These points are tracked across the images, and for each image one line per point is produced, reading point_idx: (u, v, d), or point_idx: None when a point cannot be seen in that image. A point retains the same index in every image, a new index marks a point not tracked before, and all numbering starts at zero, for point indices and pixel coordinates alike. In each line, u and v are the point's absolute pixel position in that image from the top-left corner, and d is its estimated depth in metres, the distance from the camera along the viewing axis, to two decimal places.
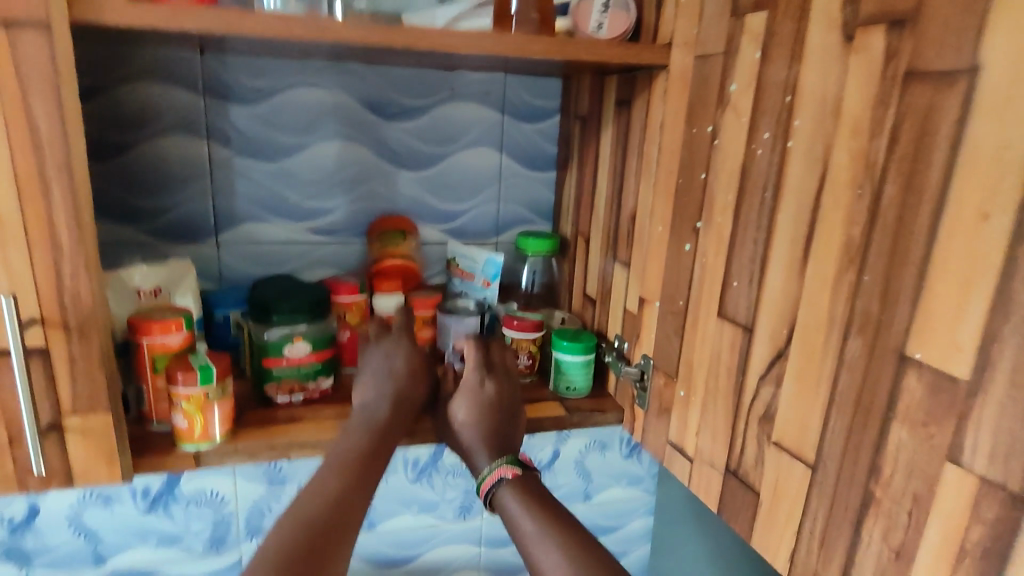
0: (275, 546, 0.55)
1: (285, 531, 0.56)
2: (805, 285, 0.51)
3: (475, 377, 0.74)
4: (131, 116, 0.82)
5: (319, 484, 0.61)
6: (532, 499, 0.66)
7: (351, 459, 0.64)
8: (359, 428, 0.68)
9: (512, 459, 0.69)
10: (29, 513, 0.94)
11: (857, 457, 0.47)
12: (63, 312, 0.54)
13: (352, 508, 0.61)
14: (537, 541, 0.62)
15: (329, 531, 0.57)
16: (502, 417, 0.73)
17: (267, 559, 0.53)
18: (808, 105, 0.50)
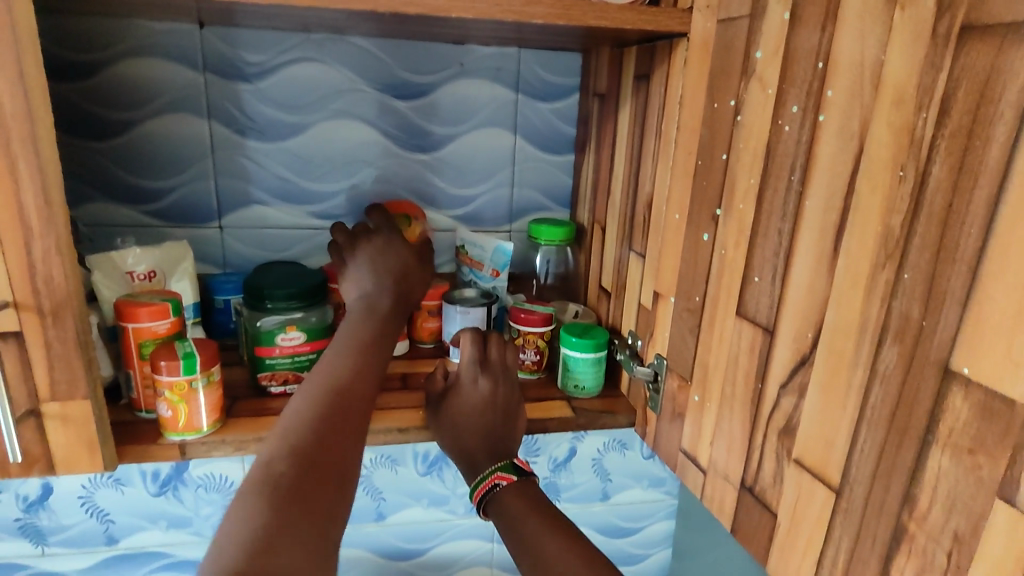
0: (305, 403, 0.56)
1: (312, 391, 0.57)
2: (835, 283, 0.44)
3: (469, 374, 0.71)
4: (133, 93, 0.80)
5: (333, 355, 0.63)
6: (530, 506, 0.62)
7: (360, 336, 0.66)
8: (361, 316, 0.69)
9: (505, 466, 0.65)
10: (43, 491, 0.94)
11: (888, 484, 0.41)
12: (36, 296, 0.53)
13: (370, 374, 0.62)
14: (537, 543, 0.58)
15: (353, 388, 0.59)
16: (493, 419, 0.69)
17: (300, 412, 0.54)
18: (843, 73, 0.43)
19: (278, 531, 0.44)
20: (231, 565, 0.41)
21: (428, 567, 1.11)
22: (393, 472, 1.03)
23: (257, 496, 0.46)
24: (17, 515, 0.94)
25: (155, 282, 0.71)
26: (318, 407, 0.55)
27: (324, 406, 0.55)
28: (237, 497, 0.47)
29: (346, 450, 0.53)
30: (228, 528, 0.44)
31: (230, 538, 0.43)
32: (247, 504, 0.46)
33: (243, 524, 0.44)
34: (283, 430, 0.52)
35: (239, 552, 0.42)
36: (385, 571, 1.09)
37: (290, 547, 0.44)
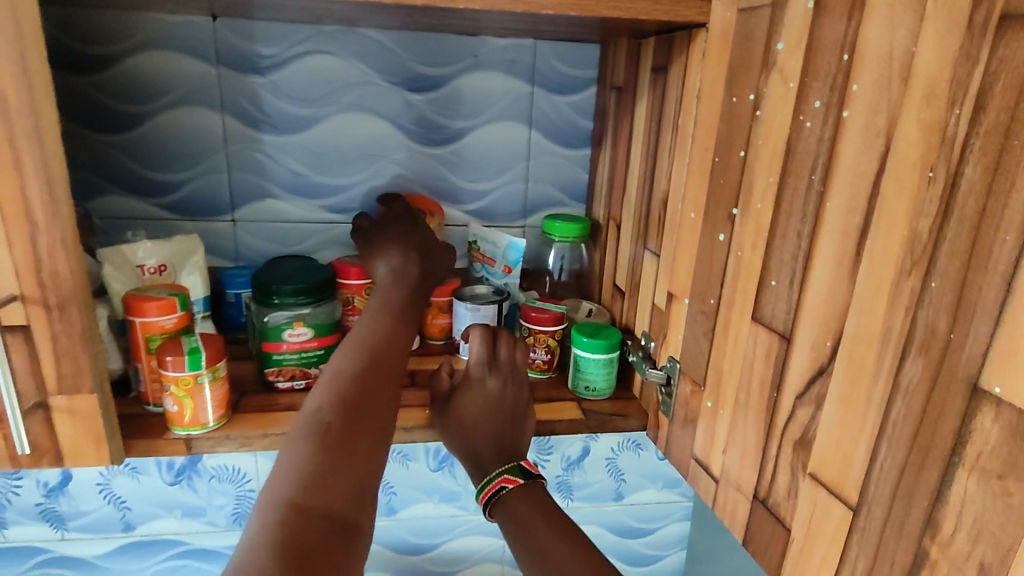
0: (345, 360, 0.60)
1: (351, 350, 0.61)
2: (857, 289, 0.42)
3: (478, 373, 0.70)
4: (148, 86, 0.80)
5: (369, 319, 0.67)
6: (538, 511, 0.60)
7: (392, 303, 0.70)
8: (391, 288, 0.73)
9: (513, 467, 0.64)
10: (62, 478, 0.96)
11: (909, 506, 0.38)
12: (42, 290, 0.53)
13: (403, 338, 0.66)
14: (544, 555, 0.57)
15: (388, 349, 0.63)
16: (500, 419, 0.67)
17: (342, 368, 0.58)
18: (870, 66, 0.40)
19: (325, 473, 0.49)
20: (288, 499, 0.46)
21: (439, 563, 1.11)
22: (404, 467, 1.03)
23: (306, 441, 0.51)
24: (38, 500, 0.97)
25: (165, 276, 0.72)
26: (357, 365, 0.59)
27: (363, 365, 0.59)
28: (289, 441, 0.51)
29: (384, 404, 0.57)
30: (280, 468, 0.49)
31: (283, 476, 0.48)
32: (298, 447, 0.50)
33: (295, 464, 0.49)
34: (325, 386, 0.56)
35: (292, 489, 0.47)
36: (395, 565, 1.09)
37: (336, 486, 0.48)
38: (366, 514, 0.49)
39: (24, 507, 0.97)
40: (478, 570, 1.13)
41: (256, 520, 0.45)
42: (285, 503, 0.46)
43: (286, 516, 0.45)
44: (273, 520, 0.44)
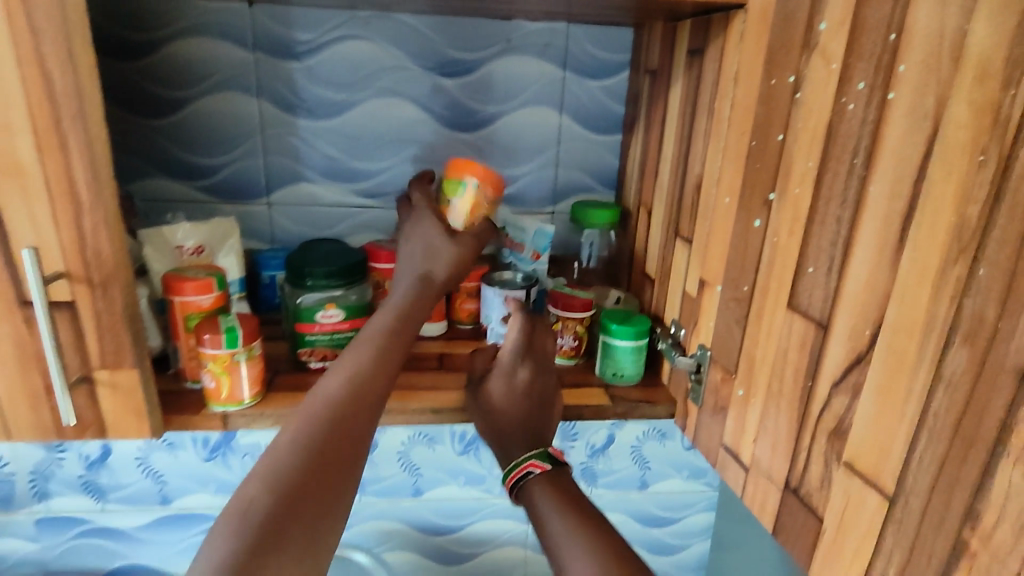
0: (297, 423, 0.49)
1: (322, 395, 0.52)
2: (898, 276, 0.41)
3: (509, 363, 0.69)
4: (185, 71, 0.81)
5: (353, 352, 0.57)
6: (562, 497, 0.58)
7: (385, 329, 0.61)
8: (388, 308, 0.64)
9: (540, 453, 0.62)
10: (103, 451, 0.99)
11: (949, 498, 0.37)
12: (86, 268, 0.54)
13: (389, 376, 0.57)
14: (564, 545, 0.53)
15: (369, 393, 0.54)
16: (531, 408, 0.67)
17: (302, 426, 0.49)
18: (919, 45, 0.39)
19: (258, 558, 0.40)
20: None
21: (463, 544, 1.12)
22: (430, 450, 1.04)
23: (227, 533, 0.41)
24: (80, 472, 1.00)
25: (203, 257, 0.73)
26: (311, 431, 0.48)
27: (322, 425, 0.49)
28: (215, 527, 0.42)
29: (348, 473, 0.48)
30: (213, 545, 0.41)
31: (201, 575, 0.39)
32: (223, 535, 0.41)
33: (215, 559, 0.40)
34: (292, 434, 0.48)
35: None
36: (421, 544, 1.11)
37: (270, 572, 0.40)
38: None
39: (66, 478, 1.01)
40: (502, 552, 1.14)
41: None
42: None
43: None
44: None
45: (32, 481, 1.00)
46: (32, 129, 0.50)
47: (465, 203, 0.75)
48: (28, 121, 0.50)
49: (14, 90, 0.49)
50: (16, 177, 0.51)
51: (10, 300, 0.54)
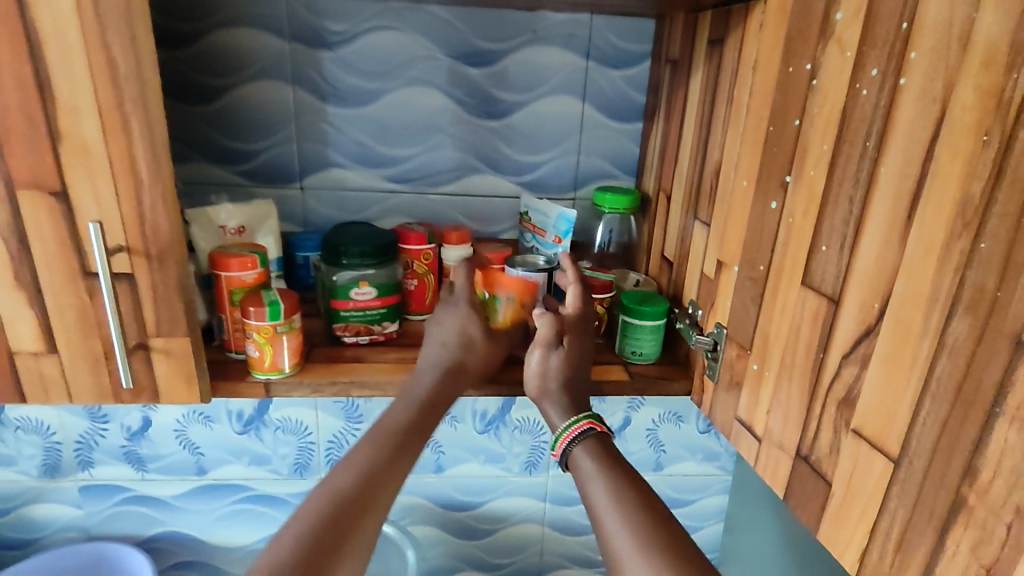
0: (302, 520, 0.52)
1: (321, 494, 0.55)
2: (906, 251, 0.43)
3: (579, 326, 0.74)
4: (226, 60, 0.86)
5: (358, 453, 0.60)
6: (605, 463, 0.62)
7: (392, 429, 0.64)
8: (401, 404, 0.67)
9: (593, 414, 0.68)
10: (144, 423, 1.04)
11: (950, 457, 0.40)
12: (145, 242, 0.59)
13: (390, 478, 0.59)
14: (605, 508, 0.57)
15: (366, 496, 0.56)
16: (587, 373, 0.73)
17: (303, 522, 0.52)
18: (929, 34, 0.41)
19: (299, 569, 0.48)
20: None
21: (482, 520, 1.15)
22: (453, 428, 1.08)
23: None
24: (122, 442, 1.06)
25: (244, 237, 0.78)
26: (313, 527, 0.51)
27: (322, 524, 0.52)
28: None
29: (365, 526, 0.54)
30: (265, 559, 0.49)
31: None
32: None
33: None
34: (336, 473, 0.57)
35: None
36: (441, 519, 1.15)
37: None
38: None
39: (109, 448, 1.06)
40: (519, 529, 1.16)
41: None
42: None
43: None
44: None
45: (77, 450, 1.05)
46: (98, 111, 0.54)
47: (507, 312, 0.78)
48: (94, 105, 0.54)
49: (82, 75, 0.53)
50: (82, 157, 0.55)
51: (74, 270, 0.59)
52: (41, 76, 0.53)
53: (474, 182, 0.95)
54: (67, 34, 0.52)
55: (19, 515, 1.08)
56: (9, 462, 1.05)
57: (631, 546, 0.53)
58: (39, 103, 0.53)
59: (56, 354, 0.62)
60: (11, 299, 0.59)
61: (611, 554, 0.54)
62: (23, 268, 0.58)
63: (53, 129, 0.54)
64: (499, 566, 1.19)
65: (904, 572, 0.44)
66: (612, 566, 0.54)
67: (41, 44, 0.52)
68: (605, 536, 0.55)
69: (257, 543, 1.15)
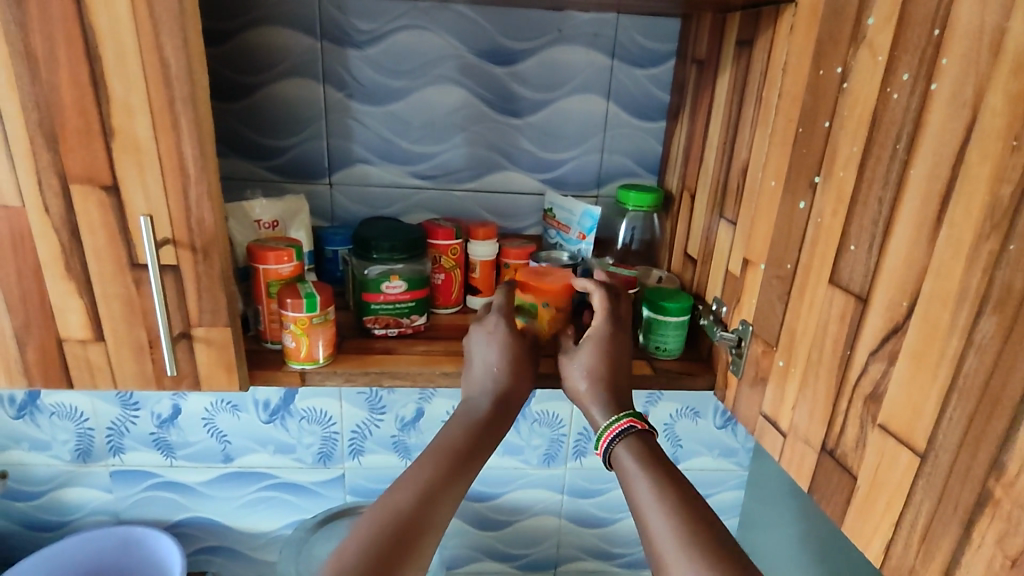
0: (365, 534, 0.57)
1: (383, 510, 0.59)
2: (935, 251, 0.45)
3: (605, 331, 0.73)
4: (259, 58, 0.88)
5: (415, 470, 0.63)
6: (649, 461, 0.65)
7: (449, 448, 0.66)
8: (456, 424, 0.69)
9: (634, 412, 0.70)
10: (174, 411, 1.07)
11: (976, 452, 0.42)
12: (190, 236, 0.61)
13: (446, 498, 0.62)
14: (650, 507, 0.60)
15: (424, 515, 0.59)
16: (622, 372, 0.73)
17: (365, 537, 0.56)
18: (961, 41, 0.42)
19: None
20: None
21: (500, 511, 1.17)
22: None
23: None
24: (152, 429, 1.08)
25: (277, 231, 0.80)
26: (375, 543, 0.56)
27: (382, 542, 0.56)
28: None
29: (422, 540, 0.58)
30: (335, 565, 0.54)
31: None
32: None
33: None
34: (398, 487, 0.61)
35: None
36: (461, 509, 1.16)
37: None
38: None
39: (139, 435, 1.08)
40: (537, 521, 1.18)
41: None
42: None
43: None
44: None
45: (109, 435, 1.08)
46: (148, 109, 0.56)
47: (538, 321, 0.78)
48: (145, 103, 0.56)
49: (135, 74, 0.55)
50: (132, 152, 0.58)
51: (122, 261, 0.61)
52: (96, 75, 0.55)
53: (498, 179, 0.97)
54: (121, 34, 0.54)
55: (51, 498, 1.12)
56: (43, 446, 1.08)
57: (673, 545, 0.56)
58: (94, 101, 0.56)
59: (103, 341, 0.65)
60: (61, 287, 0.62)
61: (654, 551, 0.58)
62: (74, 258, 0.61)
63: (106, 125, 0.57)
64: (517, 557, 1.20)
65: (928, 562, 0.45)
66: (654, 561, 0.58)
67: (97, 44, 0.54)
68: (650, 536, 0.59)
69: (281, 530, 1.17)
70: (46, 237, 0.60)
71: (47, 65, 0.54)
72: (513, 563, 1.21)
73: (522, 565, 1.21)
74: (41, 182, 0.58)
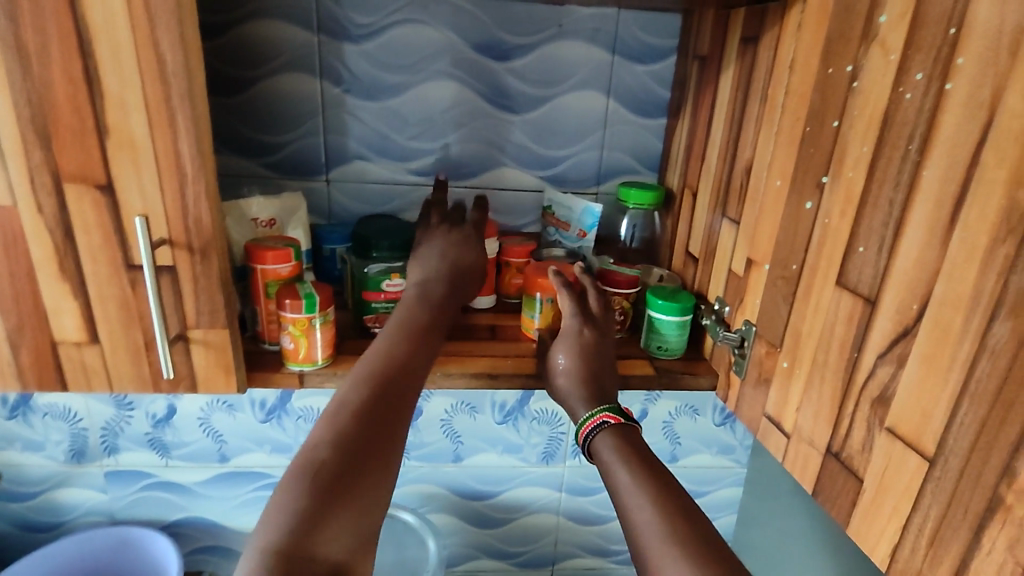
0: (346, 400, 0.57)
1: (360, 378, 0.60)
2: (948, 254, 0.44)
3: (574, 325, 0.75)
4: (255, 52, 0.86)
5: (380, 345, 0.65)
6: (628, 452, 0.63)
7: (411, 326, 0.68)
8: (416, 305, 0.71)
9: (611, 408, 0.69)
10: (169, 410, 1.05)
11: (988, 457, 0.41)
12: (187, 235, 0.60)
13: (417, 365, 0.64)
14: (631, 491, 0.58)
15: (400, 379, 0.61)
16: (598, 365, 0.73)
17: (349, 401, 0.57)
18: (977, 40, 0.42)
19: (360, 436, 0.53)
20: (328, 454, 0.51)
21: (498, 509, 1.16)
22: (471, 418, 1.08)
23: (299, 488, 0.49)
24: (146, 429, 1.06)
25: (274, 229, 0.79)
26: (360, 405, 0.56)
27: (368, 402, 0.57)
28: (284, 481, 0.50)
29: (405, 402, 0.60)
30: (322, 429, 0.54)
31: (273, 521, 0.47)
32: (292, 488, 0.49)
33: (285, 510, 0.47)
34: (369, 360, 0.62)
35: (325, 449, 0.52)
36: (459, 507, 1.15)
37: (367, 445, 0.53)
38: (362, 561, 0.49)
39: (134, 434, 1.07)
40: (535, 519, 1.17)
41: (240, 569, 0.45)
42: (273, 548, 0.45)
43: (314, 480, 0.49)
44: (260, 562, 0.44)
45: (102, 435, 1.06)
46: (145, 107, 0.55)
47: (544, 318, 0.81)
48: (141, 100, 0.55)
49: (131, 71, 0.54)
50: (128, 150, 0.56)
51: (118, 262, 0.60)
52: (90, 72, 0.54)
53: (496, 176, 0.96)
54: (117, 30, 0.53)
55: (45, 498, 1.10)
56: (36, 446, 1.06)
57: (655, 535, 0.53)
58: (88, 98, 0.54)
59: (98, 344, 0.63)
60: (55, 289, 0.60)
61: (630, 526, 0.56)
62: (68, 259, 0.59)
63: (100, 123, 0.55)
64: (514, 554, 1.20)
65: (935, 566, 0.45)
66: (633, 544, 0.55)
67: (91, 40, 0.53)
68: (629, 518, 0.56)
69: None
70: (40, 238, 0.58)
71: (40, 60, 0.53)
72: (511, 560, 1.21)
73: (520, 562, 1.21)
74: (34, 181, 0.56)
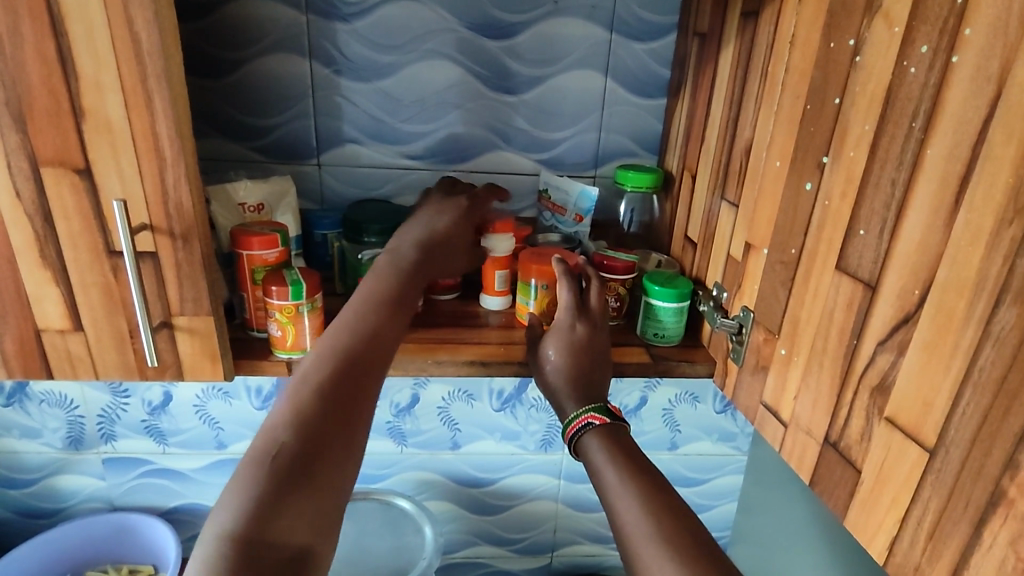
0: (308, 376, 0.54)
1: (325, 353, 0.57)
2: (952, 237, 0.42)
3: (567, 320, 0.74)
4: (242, 33, 0.84)
5: (348, 317, 0.62)
6: (617, 451, 0.62)
7: (383, 294, 0.66)
8: (389, 272, 0.69)
9: (598, 407, 0.67)
10: (165, 398, 1.05)
11: (991, 448, 0.40)
12: (168, 221, 0.59)
13: (388, 337, 0.62)
14: (618, 489, 0.57)
15: (367, 355, 0.58)
16: (590, 360, 0.72)
17: (312, 378, 0.54)
18: (986, 10, 0.39)
19: (320, 416, 0.51)
20: (286, 438, 0.49)
21: (496, 496, 1.15)
22: (468, 406, 1.06)
23: (258, 473, 0.47)
24: (143, 417, 1.06)
25: (263, 214, 0.77)
26: (324, 382, 0.54)
27: (332, 377, 0.55)
28: (241, 465, 0.48)
29: (371, 377, 0.57)
30: (281, 409, 0.52)
31: (231, 507, 0.45)
32: (248, 474, 0.47)
33: (243, 495, 0.46)
34: (336, 331, 0.60)
35: (284, 430, 0.50)
36: (457, 495, 1.14)
37: (329, 425, 0.51)
38: (328, 543, 0.48)
39: (131, 422, 1.06)
40: (534, 506, 1.16)
41: (199, 556, 0.43)
42: (230, 536, 0.44)
43: (271, 466, 0.47)
44: (219, 552, 0.43)
45: (100, 423, 1.06)
46: (120, 88, 0.53)
47: (540, 304, 0.78)
48: (117, 81, 0.53)
49: (105, 50, 0.52)
50: (106, 134, 0.55)
51: (99, 248, 0.59)
52: (63, 51, 0.52)
53: (491, 159, 0.93)
54: (88, 8, 0.51)
55: (45, 485, 1.10)
56: (33, 433, 1.06)
57: (642, 535, 0.52)
58: (62, 78, 0.53)
59: (82, 331, 0.62)
60: (37, 276, 0.59)
61: (617, 526, 0.55)
62: (49, 246, 0.58)
63: (76, 105, 0.53)
64: (512, 541, 1.20)
65: (935, 561, 0.43)
66: (621, 543, 0.53)
67: (62, 18, 0.51)
68: (616, 516, 0.55)
69: None
70: (20, 225, 0.57)
71: (11, 40, 0.51)
72: (510, 547, 1.20)
73: (518, 549, 1.21)
74: (11, 165, 0.55)
